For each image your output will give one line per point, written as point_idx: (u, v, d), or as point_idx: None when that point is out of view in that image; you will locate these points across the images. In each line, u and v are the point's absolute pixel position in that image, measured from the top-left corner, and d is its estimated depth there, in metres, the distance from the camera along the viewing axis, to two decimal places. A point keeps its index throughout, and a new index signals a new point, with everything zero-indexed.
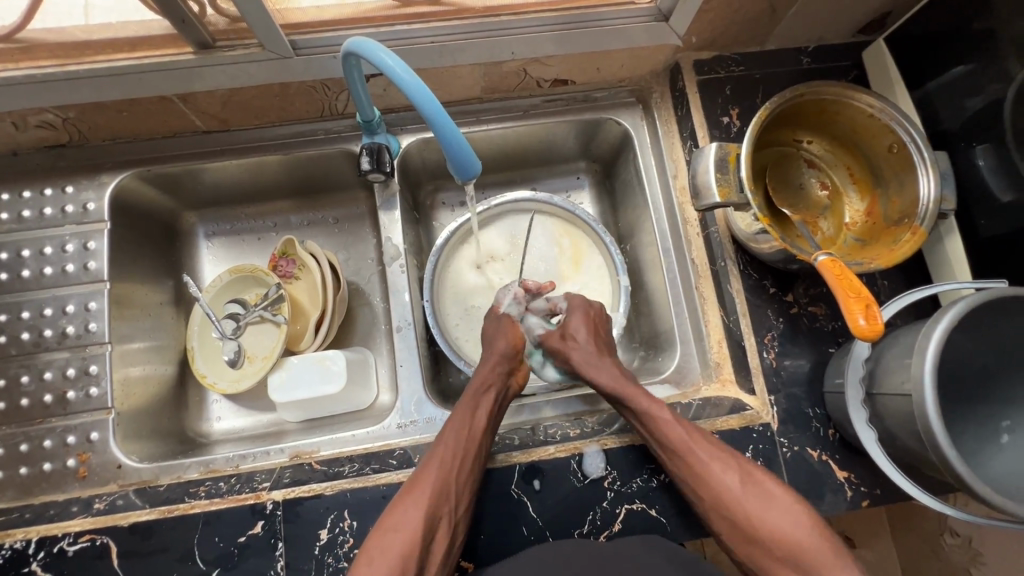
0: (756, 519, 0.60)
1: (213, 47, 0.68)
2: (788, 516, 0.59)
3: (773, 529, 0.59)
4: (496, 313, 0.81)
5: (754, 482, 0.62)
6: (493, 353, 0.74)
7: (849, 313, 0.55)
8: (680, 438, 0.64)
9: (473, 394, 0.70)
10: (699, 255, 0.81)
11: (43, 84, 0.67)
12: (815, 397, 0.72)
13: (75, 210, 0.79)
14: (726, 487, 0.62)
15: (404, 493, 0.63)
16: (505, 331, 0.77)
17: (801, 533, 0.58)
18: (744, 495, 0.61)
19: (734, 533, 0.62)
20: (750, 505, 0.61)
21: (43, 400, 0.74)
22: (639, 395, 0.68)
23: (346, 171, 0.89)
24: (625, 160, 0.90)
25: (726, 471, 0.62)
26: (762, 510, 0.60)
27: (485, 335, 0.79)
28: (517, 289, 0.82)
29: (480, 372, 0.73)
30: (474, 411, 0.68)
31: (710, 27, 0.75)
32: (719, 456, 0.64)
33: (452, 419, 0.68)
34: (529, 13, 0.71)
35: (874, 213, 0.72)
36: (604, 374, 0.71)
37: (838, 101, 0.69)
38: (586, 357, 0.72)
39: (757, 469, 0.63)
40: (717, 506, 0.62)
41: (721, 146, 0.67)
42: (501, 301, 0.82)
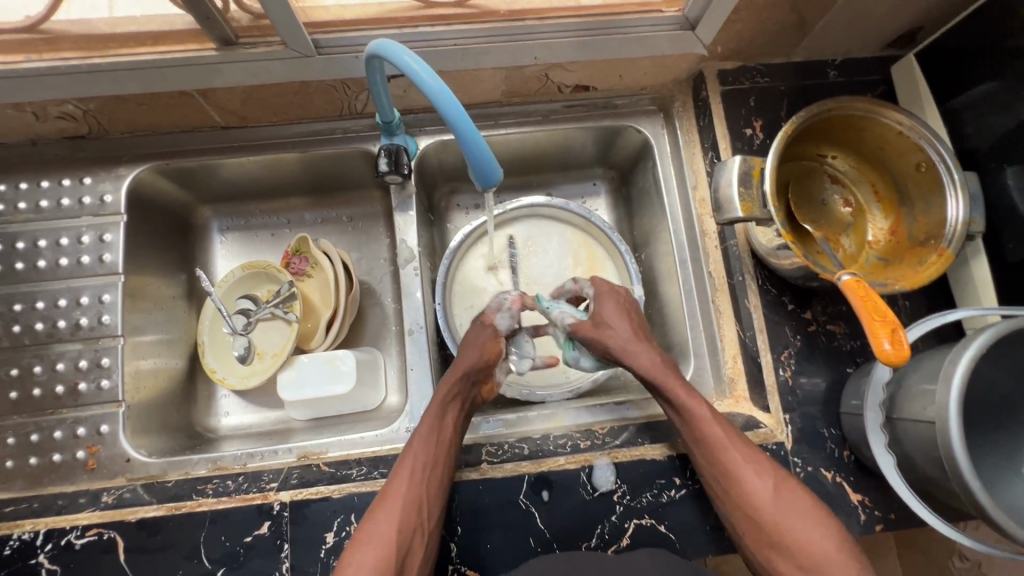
0: (783, 528, 0.59)
1: (235, 44, 0.67)
2: (818, 527, 0.59)
3: (802, 542, 0.58)
4: (482, 326, 0.75)
5: (787, 488, 0.61)
6: (461, 361, 0.72)
7: (874, 336, 0.52)
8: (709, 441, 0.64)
9: (439, 405, 0.68)
10: (716, 268, 0.80)
11: (65, 76, 0.67)
12: (830, 416, 0.71)
13: (92, 201, 0.78)
14: (753, 491, 0.61)
15: (374, 505, 0.62)
16: (478, 340, 0.74)
17: (826, 552, 0.57)
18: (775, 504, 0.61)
19: (758, 540, 0.61)
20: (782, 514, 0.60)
21: (55, 391, 0.74)
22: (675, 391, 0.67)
23: (363, 170, 0.89)
24: (644, 168, 0.89)
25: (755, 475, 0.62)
26: (789, 516, 0.60)
27: (467, 339, 0.75)
28: (514, 300, 0.77)
29: (446, 381, 0.70)
30: (439, 423, 0.66)
31: (737, 37, 0.74)
32: (751, 466, 0.63)
33: (417, 432, 0.66)
34: (554, 18, 0.71)
35: (898, 232, 0.71)
36: (622, 347, 0.70)
37: (865, 117, 0.68)
38: (599, 329, 0.72)
39: (789, 477, 0.63)
40: (742, 511, 0.62)
41: (744, 160, 0.66)
42: (494, 313, 0.76)
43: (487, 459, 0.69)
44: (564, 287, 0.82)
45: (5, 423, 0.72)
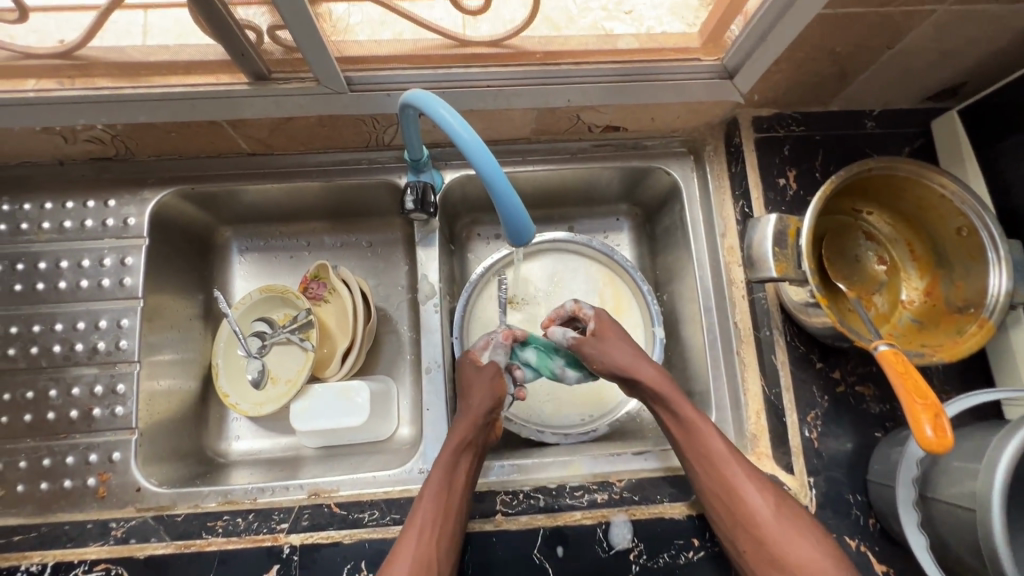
0: (794, 562, 0.57)
1: (268, 78, 0.67)
2: (828, 559, 0.57)
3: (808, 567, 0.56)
4: (473, 365, 0.74)
5: (791, 516, 0.60)
6: (472, 406, 0.70)
7: (914, 420, 0.50)
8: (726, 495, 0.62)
9: (451, 452, 0.66)
10: (743, 319, 0.78)
11: (99, 103, 0.68)
12: (856, 482, 0.68)
13: (115, 224, 0.78)
14: (761, 526, 0.60)
15: (385, 563, 0.60)
16: (483, 386, 0.71)
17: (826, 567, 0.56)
18: (776, 519, 0.60)
19: (757, 558, 0.60)
20: (792, 547, 0.58)
21: (69, 415, 0.73)
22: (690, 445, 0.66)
23: (387, 199, 0.88)
24: (670, 210, 0.88)
25: (761, 505, 0.61)
26: (797, 549, 0.58)
27: (463, 381, 0.73)
28: (501, 335, 0.77)
29: (459, 428, 0.68)
30: (452, 472, 0.65)
31: (775, 86, 0.72)
32: (755, 479, 0.63)
33: (429, 484, 0.64)
34: (590, 63, 0.70)
35: (934, 294, 0.69)
36: (623, 361, 0.71)
37: (906, 177, 0.66)
38: (600, 344, 0.73)
39: (793, 502, 0.62)
40: (752, 551, 0.60)
41: (780, 219, 0.64)
42: (481, 351, 0.76)
43: (502, 509, 0.68)
44: (562, 309, 0.80)
45: (18, 445, 0.72)
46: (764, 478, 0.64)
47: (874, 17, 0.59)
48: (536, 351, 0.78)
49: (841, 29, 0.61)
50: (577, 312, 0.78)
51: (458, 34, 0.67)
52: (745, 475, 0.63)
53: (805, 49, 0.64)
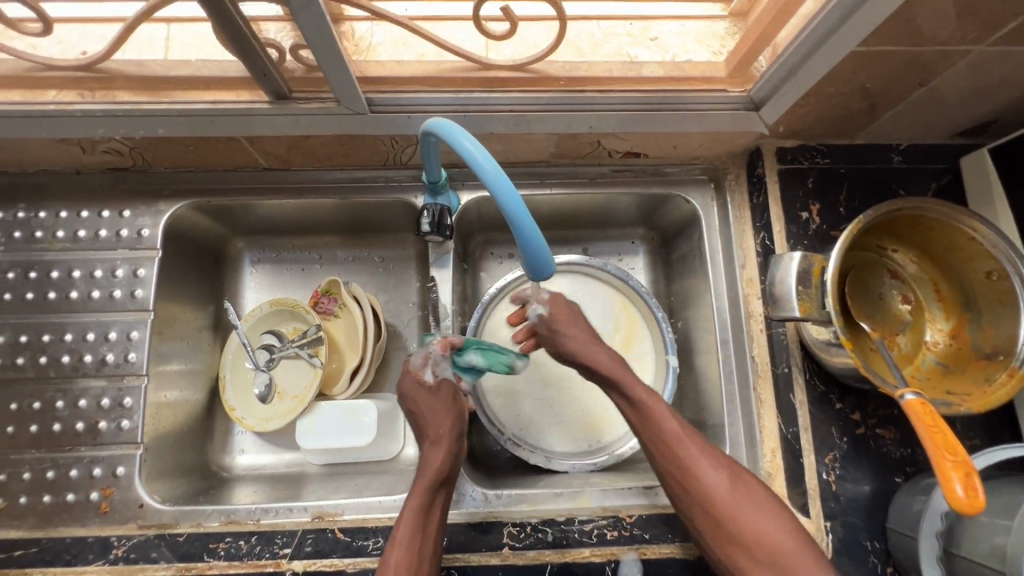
0: (751, 538, 0.56)
1: (288, 98, 0.67)
2: (783, 530, 0.56)
3: (766, 541, 0.56)
4: (421, 387, 0.71)
5: (745, 490, 0.59)
6: (441, 430, 0.68)
7: (944, 478, 0.48)
8: (685, 483, 0.61)
9: (427, 489, 0.63)
10: (761, 353, 0.76)
11: (119, 117, 0.67)
12: (875, 528, 0.66)
13: (129, 235, 0.78)
14: (716, 503, 0.59)
15: None
16: (445, 411, 0.70)
17: (782, 538, 0.55)
18: (732, 494, 0.59)
19: (718, 539, 0.58)
20: (748, 522, 0.57)
21: (75, 427, 0.72)
22: (651, 439, 0.64)
23: (401, 216, 0.88)
24: (688, 237, 0.86)
25: (716, 482, 0.59)
26: (754, 522, 0.57)
27: (420, 406, 0.70)
28: (438, 346, 0.72)
29: (432, 459, 0.66)
30: (426, 509, 0.63)
31: (801, 119, 0.71)
32: (708, 453, 0.62)
33: (401, 526, 0.61)
34: (615, 90, 0.69)
35: (961, 338, 0.67)
36: (577, 345, 0.70)
37: (935, 217, 0.64)
38: (557, 326, 0.72)
39: (747, 475, 0.61)
40: (711, 530, 0.59)
41: (805, 257, 0.63)
42: (422, 369, 0.71)
43: (509, 543, 0.67)
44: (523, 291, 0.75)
45: (23, 456, 0.71)
46: (716, 450, 0.63)
47: (909, 55, 0.57)
48: (476, 351, 0.74)
49: (874, 66, 0.59)
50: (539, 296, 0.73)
51: (481, 57, 0.66)
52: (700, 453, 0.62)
53: (835, 84, 0.63)
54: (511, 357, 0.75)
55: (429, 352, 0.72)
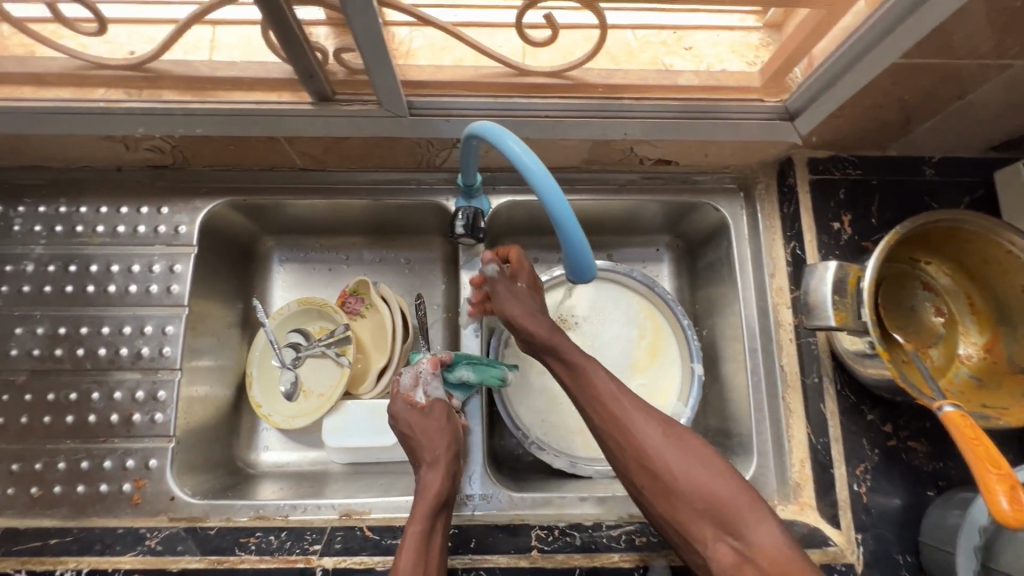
0: (691, 491, 0.57)
1: (331, 100, 0.69)
2: (718, 477, 0.57)
3: (703, 490, 0.57)
4: (412, 408, 0.71)
5: (680, 440, 0.60)
6: (435, 450, 0.68)
7: (989, 491, 0.48)
8: (622, 440, 0.61)
9: (428, 513, 0.62)
10: (790, 363, 0.76)
11: (165, 115, 0.69)
12: (906, 542, 0.66)
13: (167, 231, 0.79)
14: (653, 458, 0.59)
15: None
16: (441, 432, 0.70)
17: (717, 485, 0.57)
18: (666, 447, 0.60)
19: (658, 494, 0.59)
20: (687, 475, 0.58)
21: (109, 419, 0.73)
22: (588, 399, 0.65)
23: (430, 219, 0.89)
24: (716, 245, 0.86)
25: (654, 436, 0.60)
26: (690, 473, 0.58)
27: (413, 428, 0.70)
28: (428, 364, 0.73)
29: (430, 483, 0.65)
30: (429, 535, 0.61)
31: (834, 130, 0.72)
32: (642, 409, 0.63)
33: (404, 553, 0.59)
34: (651, 99, 0.71)
35: (996, 351, 0.67)
36: (522, 311, 0.68)
37: (972, 229, 0.64)
38: (507, 291, 0.70)
39: (681, 426, 0.62)
40: (649, 485, 0.60)
41: (841, 266, 0.63)
42: (414, 389, 0.73)
43: (538, 545, 0.66)
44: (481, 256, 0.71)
45: (57, 446, 0.72)
46: (650, 405, 0.64)
47: (947, 69, 0.58)
48: (466, 367, 0.75)
49: (913, 79, 0.60)
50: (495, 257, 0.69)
51: (518, 63, 0.68)
52: (632, 408, 0.63)
53: (872, 97, 0.63)
54: (502, 370, 0.77)
55: (418, 371, 0.73)
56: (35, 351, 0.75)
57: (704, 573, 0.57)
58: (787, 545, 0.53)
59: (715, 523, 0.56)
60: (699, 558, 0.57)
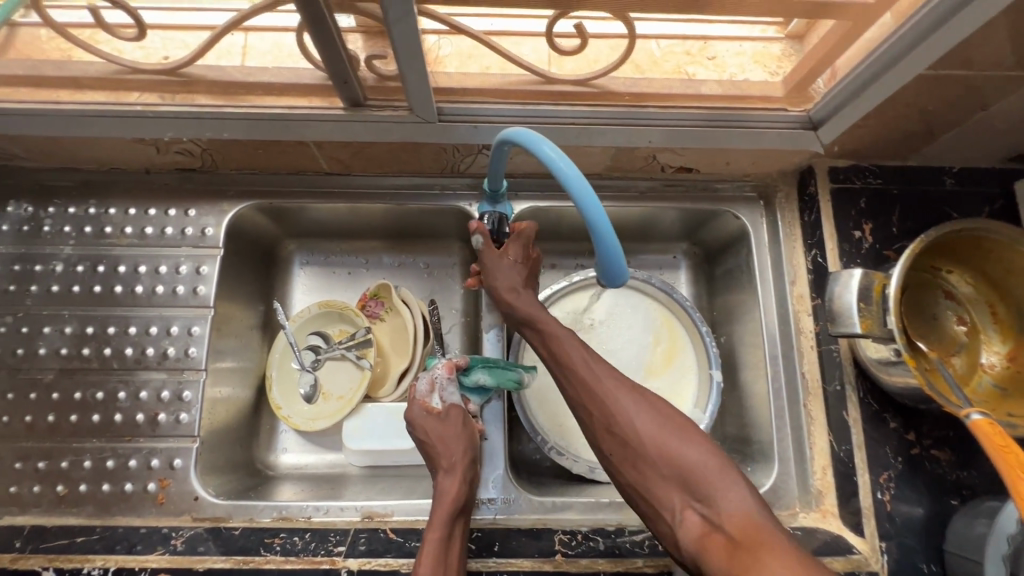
0: (658, 456, 0.59)
1: (363, 105, 0.70)
2: (687, 444, 0.59)
3: (670, 456, 0.58)
4: (429, 415, 0.71)
5: (651, 408, 0.62)
6: (453, 456, 0.68)
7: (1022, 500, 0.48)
8: (592, 407, 0.63)
9: (447, 519, 0.63)
10: (811, 371, 0.76)
11: (198, 119, 0.70)
12: (931, 551, 0.66)
13: (193, 233, 0.80)
14: (622, 424, 0.61)
15: None
16: (459, 439, 0.70)
17: (686, 452, 0.58)
18: (636, 413, 0.61)
19: (626, 460, 0.61)
20: (654, 441, 0.59)
21: (135, 418, 0.74)
22: (561, 368, 0.66)
23: (451, 224, 0.90)
24: (735, 253, 0.87)
25: (627, 404, 0.62)
26: (657, 439, 0.59)
27: (431, 435, 0.70)
28: (443, 370, 0.73)
29: (448, 491, 0.65)
30: (448, 541, 0.62)
31: (857, 140, 0.72)
32: (615, 379, 0.64)
33: (424, 559, 0.60)
34: (676, 107, 0.72)
35: (1020, 360, 0.67)
36: (500, 283, 0.73)
37: (997, 238, 0.65)
38: (493, 265, 0.73)
39: (654, 396, 0.64)
40: (617, 450, 0.61)
41: (865, 275, 0.64)
42: (430, 395, 0.73)
43: (561, 549, 0.67)
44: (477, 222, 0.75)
45: (83, 445, 0.73)
46: (625, 377, 0.65)
47: (972, 80, 0.59)
48: (482, 370, 0.75)
49: (937, 90, 0.61)
50: (479, 229, 0.72)
51: (545, 70, 0.69)
52: (607, 378, 0.64)
53: (896, 108, 0.64)
54: (519, 372, 0.76)
55: (434, 377, 0.73)
56: (63, 350, 0.76)
57: (669, 538, 0.58)
58: (755, 510, 0.53)
59: (681, 487, 0.57)
60: (665, 526, 0.58)
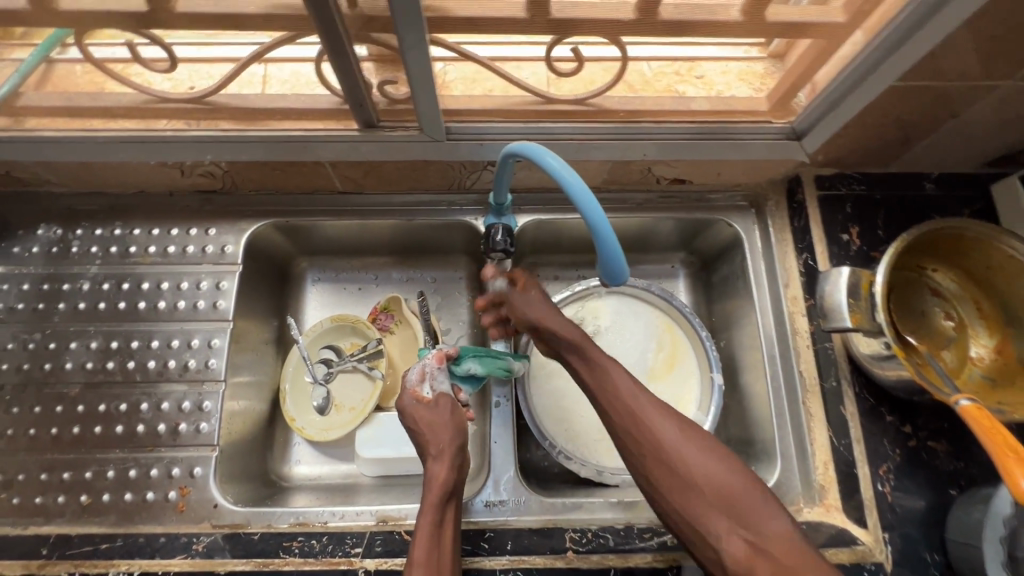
0: (706, 484, 0.59)
1: (376, 126, 0.75)
2: (735, 475, 0.60)
3: (719, 485, 0.59)
4: (419, 403, 0.70)
5: (696, 438, 0.63)
6: (441, 443, 0.68)
7: (1008, 475, 0.51)
8: (637, 436, 0.64)
9: (437, 504, 0.64)
10: (808, 369, 0.79)
11: (222, 143, 0.75)
12: (933, 541, 0.67)
13: (213, 250, 0.85)
14: (670, 452, 0.62)
15: None
16: (447, 425, 0.69)
17: (732, 480, 0.60)
18: (682, 442, 0.62)
19: (673, 489, 0.61)
20: (701, 470, 0.60)
21: (156, 429, 0.77)
22: (605, 397, 0.67)
23: (458, 239, 0.94)
24: (730, 260, 0.91)
25: (675, 433, 0.63)
26: (705, 467, 0.60)
27: (420, 424, 0.70)
28: (433, 360, 0.72)
29: (437, 477, 0.66)
30: (440, 525, 0.63)
31: (840, 148, 0.77)
32: (659, 408, 0.65)
33: (418, 544, 0.61)
34: (667, 121, 0.77)
35: (1006, 352, 0.70)
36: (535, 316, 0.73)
37: (977, 239, 0.68)
38: (522, 299, 0.74)
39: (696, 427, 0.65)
40: (663, 479, 0.61)
41: (852, 271, 0.68)
42: (420, 384, 0.71)
43: (572, 547, 0.69)
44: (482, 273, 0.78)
45: (106, 456, 0.75)
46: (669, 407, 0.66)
47: (942, 90, 0.63)
48: (472, 359, 0.76)
49: (910, 98, 0.65)
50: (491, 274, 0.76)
51: (544, 91, 0.74)
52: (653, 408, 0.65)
53: (873, 117, 0.69)
54: (508, 360, 0.79)
55: (424, 366, 0.72)
56: (88, 364, 0.79)
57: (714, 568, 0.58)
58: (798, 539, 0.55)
59: (727, 516, 0.58)
60: (712, 556, 0.58)
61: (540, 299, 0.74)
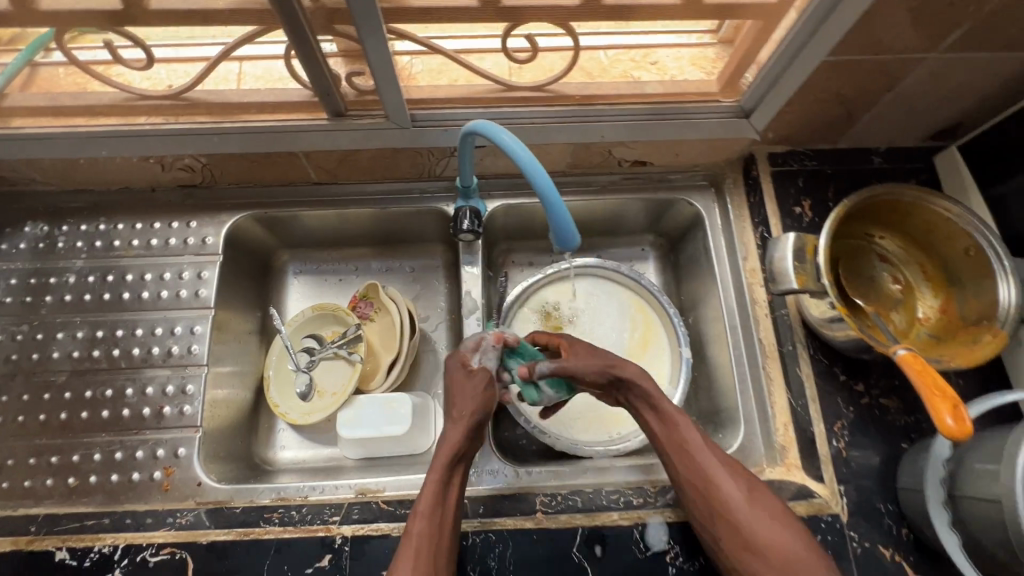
0: (767, 548, 0.57)
1: (345, 115, 0.79)
2: (801, 543, 0.57)
3: (782, 551, 0.57)
4: (464, 369, 0.72)
5: (763, 499, 0.60)
6: (463, 410, 0.69)
7: (935, 411, 0.55)
8: (703, 496, 0.62)
9: (446, 465, 0.65)
10: (767, 335, 0.82)
11: (198, 136, 0.79)
12: (887, 492, 0.70)
13: (195, 242, 0.88)
14: (734, 513, 0.59)
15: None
16: (473, 394, 0.70)
17: (796, 547, 0.57)
18: (749, 502, 0.60)
19: (735, 549, 0.59)
20: (765, 534, 0.58)
21: (141, 412, 0.79)
22: (677, 457, 0.64)
23: (432, 227, 0.97)
24: (694, 239, 0.94)
25: (740, 494, 0.60)
26: (769, 532, 0.58)
27: (452, 385, 0.71)
28: (493, 339, 0.74)
29: (450, 439, 0.66)
30: (446, 484, 0.64)
31: (787, 125, 0.81)
32: (727, 467, 0.62)
33: (422, 498, 0.63)
34: (620, 104, 0.81)
35: (949, 310, 0.73)
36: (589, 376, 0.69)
37: (914, 203, 0.73)
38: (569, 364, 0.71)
39: (764, 487, 0.62)
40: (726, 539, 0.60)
41: (797, 237, 0.71)
42: (472, 351, 0.74)
43: (542, 509, 0.72)
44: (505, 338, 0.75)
45: (93, 439, 0.78)
46: (739, 466, 0.64)
47: (873, 64, 0.68)
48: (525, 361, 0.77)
49: (843, 73, 0.70)
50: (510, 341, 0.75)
51: (504, 78, 0.79)
52: (722, 467, 0.62)
53: (813, 93, 0.73)
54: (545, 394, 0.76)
55: (485, 340, 0.75)
56: (75, 353, 0.82)
57: None
58: None
59: None
60: None
61: (590, 358, 0.71)
